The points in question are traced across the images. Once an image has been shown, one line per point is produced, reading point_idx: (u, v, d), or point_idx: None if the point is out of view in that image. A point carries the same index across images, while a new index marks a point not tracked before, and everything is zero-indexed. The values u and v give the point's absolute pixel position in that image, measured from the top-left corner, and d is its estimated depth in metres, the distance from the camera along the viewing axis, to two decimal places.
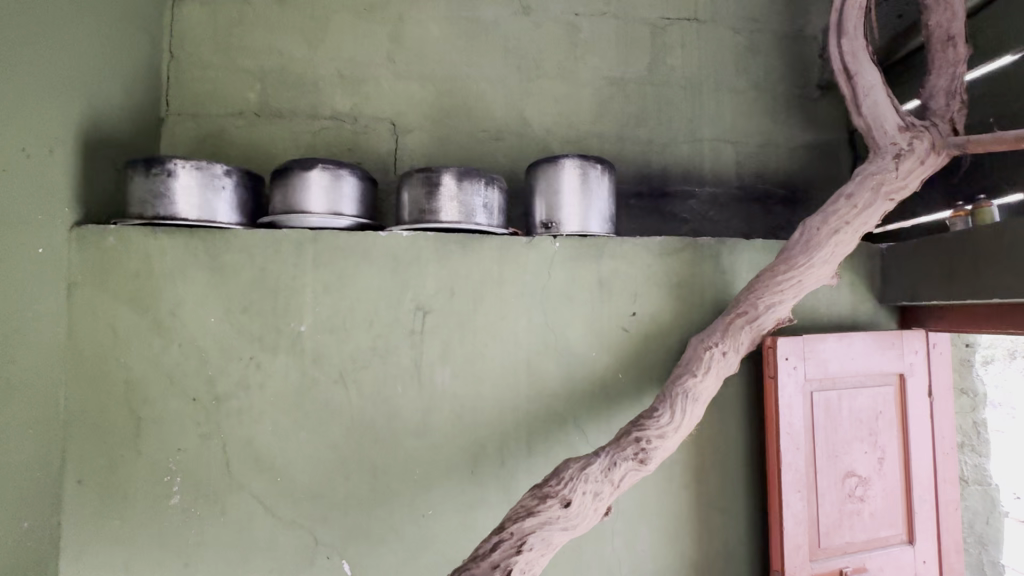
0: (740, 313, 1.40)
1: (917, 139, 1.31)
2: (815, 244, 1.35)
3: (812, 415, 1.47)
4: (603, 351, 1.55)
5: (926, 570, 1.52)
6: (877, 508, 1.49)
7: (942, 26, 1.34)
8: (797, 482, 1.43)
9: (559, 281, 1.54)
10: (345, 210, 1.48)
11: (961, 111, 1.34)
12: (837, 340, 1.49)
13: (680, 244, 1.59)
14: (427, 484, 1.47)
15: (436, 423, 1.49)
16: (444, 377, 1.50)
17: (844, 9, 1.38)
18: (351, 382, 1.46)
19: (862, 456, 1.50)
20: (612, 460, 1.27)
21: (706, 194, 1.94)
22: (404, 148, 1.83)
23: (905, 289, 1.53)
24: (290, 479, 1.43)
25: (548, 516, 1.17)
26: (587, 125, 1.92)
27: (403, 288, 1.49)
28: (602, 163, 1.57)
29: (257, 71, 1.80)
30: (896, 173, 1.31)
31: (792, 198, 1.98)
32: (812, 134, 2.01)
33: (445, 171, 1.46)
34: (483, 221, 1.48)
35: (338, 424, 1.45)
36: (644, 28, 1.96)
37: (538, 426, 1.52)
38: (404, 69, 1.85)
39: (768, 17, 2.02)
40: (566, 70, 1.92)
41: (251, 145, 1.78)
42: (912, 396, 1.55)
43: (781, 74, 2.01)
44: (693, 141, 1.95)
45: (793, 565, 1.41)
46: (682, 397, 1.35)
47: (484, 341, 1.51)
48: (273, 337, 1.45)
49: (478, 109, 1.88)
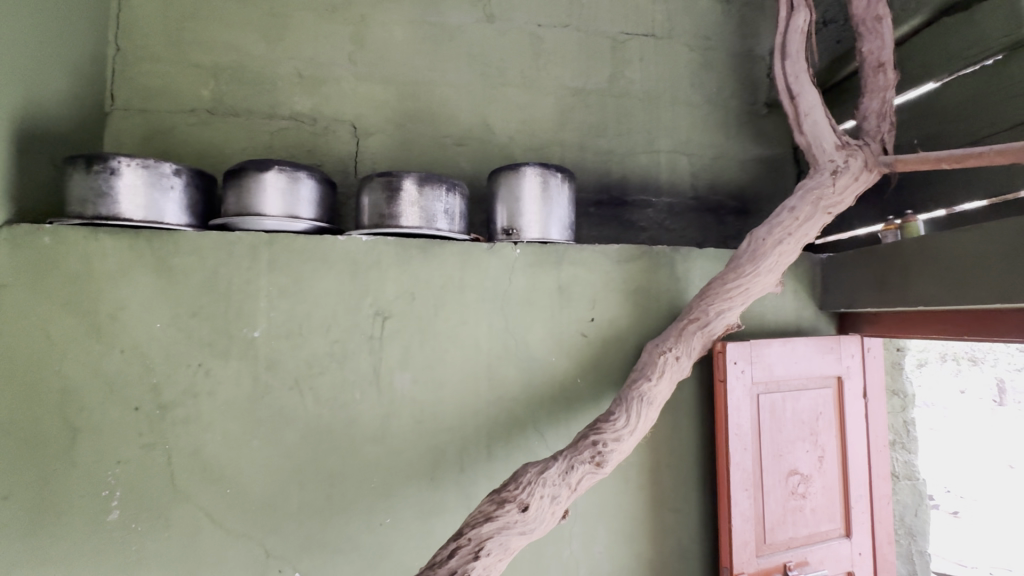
0: (692, 319, 1.45)
1: (852, 156, 1.40)
2: (761, 253, 1.42)
3: (759, 417, 1.54)
4: (562, 356, 1.58)
5: (862, 561, 1.62)
6: (818, 504, 1.58)
7: (874, 53, 1.44)
8: (744, 481, 1.50)
9: (520, 287, 1.56)
10: (303, 213, 1.45)
11: (890, 132, 1.43)
12: (782, 345, 1.57)
13: (637, 252, 1.64)
14: (385, 492, 1.45)
15: (396, 429, 1.47)
16: (404, 382, 1.48)
17: (787, 33, 1.47)
18: (307, 389, 1.43)
19: (804, 455, 1.58)
20: (569, 464, 1.29)
21: (663, 204, 2.01)
22: (366, 151, 1.81)
23: (843, 297, 1.62)
24: (240, 490, 1.38)
25: (506, 521, 1.17)
26: (548, 134, 1.95)
27: (362, 292, 1.47)
28: (562, 172, 1.60)
29: (211, 68, 1.74)
30: (833, 189, 1.39)
31: (742, 209, 2.08)
32: (761, 148, 2.11)
33: (406, 176, 1.45)
34: (445, 226, 1.49)
35: (292, 432, 1.42)
36: (605, 41, 2.02)
37: (498, 431, 1.53)
38: (366, 71, 1.84)
39: (721, 35, 2.12)
40: (529, 79, 1.95)
41: (203, 144, 1.72)
42: (849, 397, 1.65)
43: (732, 90, 2.11)
44: (651, 151, 2.02)
45: (741, 561, 1.47)
46: (637, 401, 1.38)
47: (444, 346, 1.51)
48: (224, 343, 1.40)
49: (441, 114, 1.88)
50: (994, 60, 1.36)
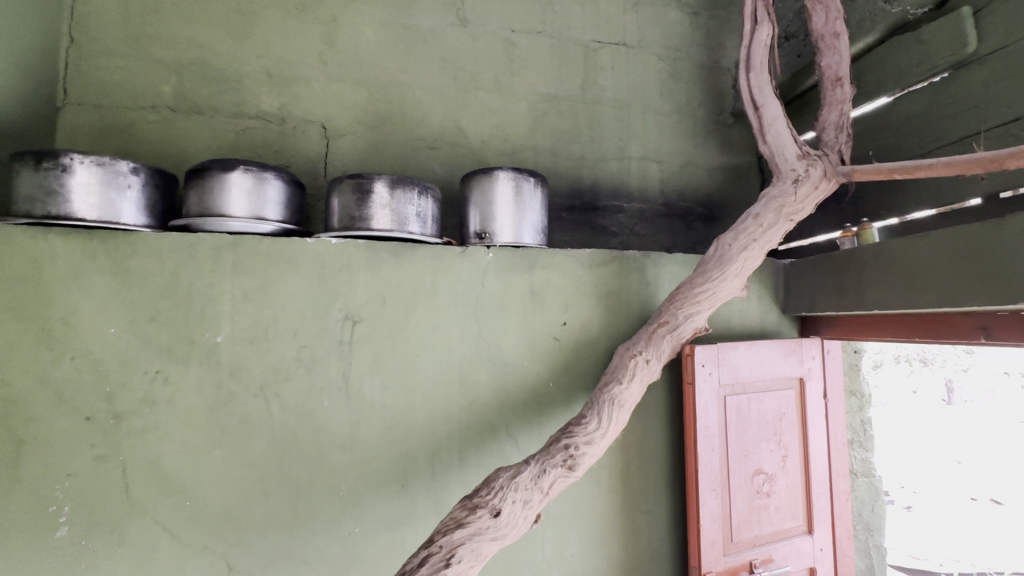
0: (662, 323, 1.48)
1: (812, 166, 1.45)
2: (728, 259, 1.45)
3: (726, 418, 1.57)
4: (534, 360, 1.58)
5: (823, 557, 1.67)
6: (782, 502, 1.63)
7: (832, 67, 1.50)
8: (712, 481, 1.53)
9: (493, 291, 1.56)
10: (270, 215, 1.41)
11: (847, 144, 1.49)
12: (747, 348, 1.62)
13: (608, 257, 1.66)
14: (354, 500, 1.42)
15: (366, 436, 1.44)
16: (374, 388, 1.46)
17: (752, 46, 1.52)
18: (273, 396, 1.39)
19: (769, 454, 1.62)
20: (542, 468, 1.28)
21: (633, 209, 2.04)
22: (336, 152, 1.78)
23: (804, 301, 1.68)
24: (201, 502, 1.33)
25: (478, 527, 1.16)
26: (521, 139, 1.96)
27: (331, 296, 1.44)
28: (535, 176, 1.61)
29: (173, 63, 1.68)
30: (795, 197, 1.44)
31: (709, 216, 2.14)
32: (727, 156, 2.17)
33: (378, 179, 1.43)
34: (417, 230, 1.47)
35: (257, 441, 1.37)
36: (577, 49, 2.05)
37: (470, 436, 1.52)
38: (336, 72, 1.81)
39: (689, 47, 2.18)
40: (502, 84, 1.96)
41: (164, 141, 1.65)
42: (810, 398, 1.71)
43: (700, 100, 2.17)
44: (621, 158, 2.05)
45: (709, 560, 1.50)
46: (609, 404, 1.39)
47: (416, 351, 1.49)
48: (185, 349, 1.35)
49: (414, 117, 1.87)
50: (941, 77, 1.44)
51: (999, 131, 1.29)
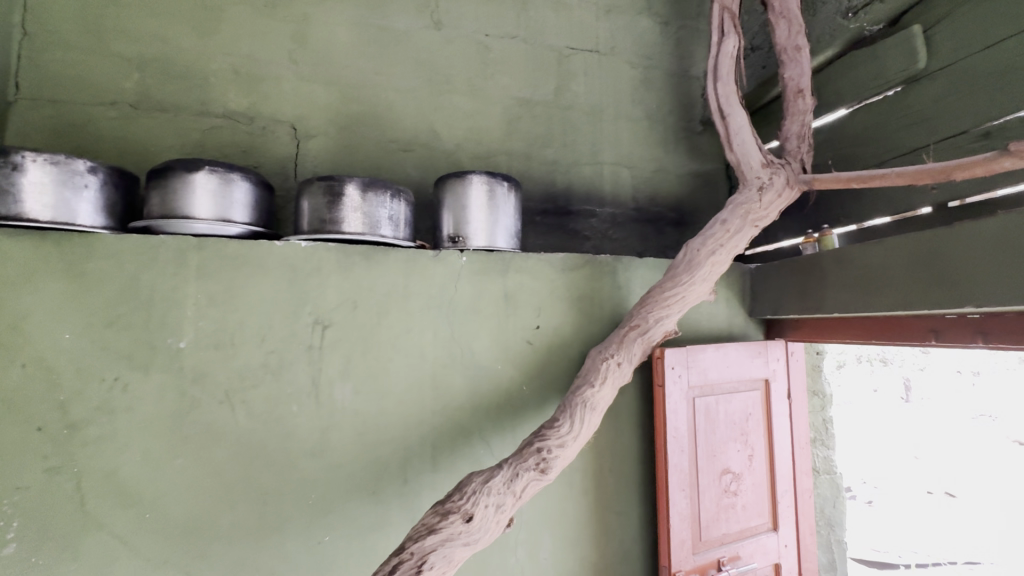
0: (633, 326, 1.50)
1: (776, 174, 1.49)
2: (696, 264, 1.48)
3: (695, 419, 1.61)
4: (508, 364, 1.58)
5: (787, 552, 1.73)
6: (748, 500, 1.67)
7: (795, 79, 1.55)
8: (681, 481, 1.56)
9: (466, 294, 1.55)
10: (236, 217, 1.38)
11: (809, 153, 1.54)
12: (715, 350, 1.66)
13: (580, 261, 1.68)
14: (323, 508, 1.39)
15: (336, 442, 1.42)
16: (345, 393, 1.44)
17: (719, 57, 1.56)
18: (239, 403, 1.35)
19: (736, 454, 1.67)
20: (514, 471, 1.28)
21: (606, 214, 2.07)
22: (306, 154, 1.75)
23: (769, 305, 1.74)
24: (162, 514, 1.28)
25: (450, 533, 1.15)
26: (495, 142, 1.97)
27: (300, 300, 1.41)
28: (508, 181, 1.61)
29: (135, 59, 1.62)
30: (760, 204, 1.48)
31: (680, 221, 2.18)
32: (696, 163, 2.23)
33: (349, 181, 1.41)
34: (389, 233, 1.46)
35: (222, 449, 1.33)
36: (550, 54, 2.07)
37: (443, 441, 1.51)
38: (307, 72, 1.78)
39: (659, 55, 2.23)
40: (476, 87, 1.97)
41: (125, 140, 1.60)
42: (775, 398, 1.77)
43: (670, 108, 2.22)
44: (595, 163, 2.08)
45: (678, 560, 1.53)
46: (581, 407, 1.41)
47: (388, 355, 1.48)
48: (145, 355, 1.30)
49: (387, 119, 1.85)
50: (895, 90, 1.51)
51: (948, 143, 1.36)
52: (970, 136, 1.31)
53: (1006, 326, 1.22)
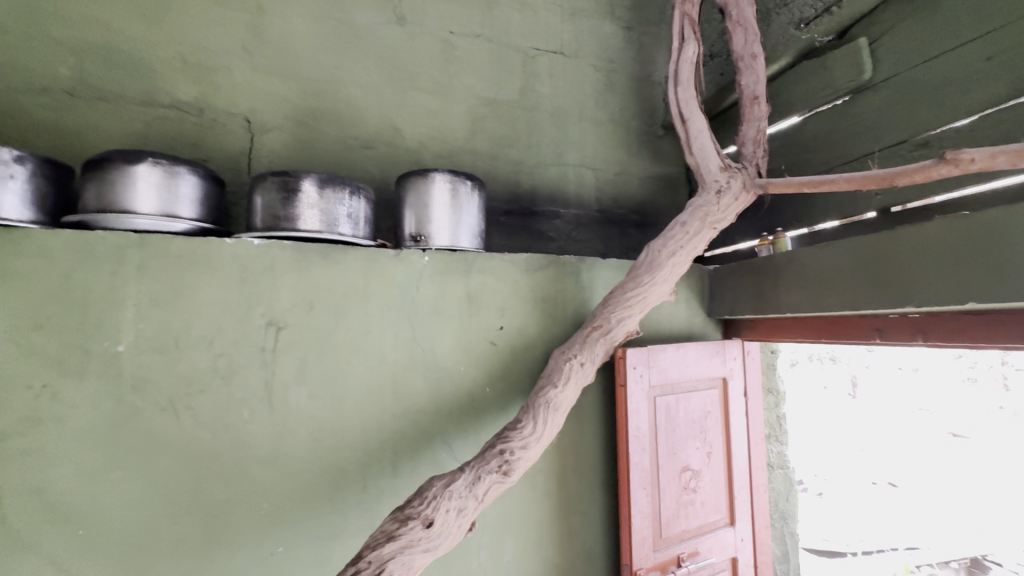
0: (596, 326, 1.50)
1: (733, 178, 1.52)
2: (657, 264, 1.50)
3: (656, 418, 1.63)
4: (470, 365, 1.56)
5: (743, 546, 1.77)
6: (707, 496, 1.71)
7: (750, 86, 1.59)
8: (642, 480, 1.57)
9: (428, 295, 1.52)
10: (183, 213, 1.31)
11: (764, 158, 1.58)
12: (676, 350, 1.69)
13: (544, 262, 1.68)
14: (276, 519, 1.33)
15: (291, 449, 1.36)
16: (300, 397, 1.38)
17: (679, 63, 1.59)
18: (184, 410, 1.27)
19: (695, 451, 1.70)
20: (476, 475, 1.26)
21: (570, 215, 2.08)
22: (261, 148, 1.68)
23: (727, 305, 1.79)
24: (98, 531, 1.19)
25: (409, 540, 1.12)
26: (459, 142, 1.94)
27: (252, 300, 1.35)
28: (472, 180, 1.60)
29: (72, 42, 1.51)
30: (718, 206, 1.50)
31: (642, 223, 2.21)
32: (658, 166, 2.27)
33: (305, 177, 1.37)
34: (348, 231, 1.43)
35: (166, 459, 1.25)
36: (515, 55, 2.06)
37: (404, 445, 1.47)
38: (262, 63, 1.70)
39: (623, 59, 2.26)
40: (440, 85, 1.94)
41: (60, 129, 1.49)
42: (732, 396, 1.82)
43: (633, 112, 2.25)
44: (559, 165, 2.08)
45: (640, 558, 1.54)
46: (544, 408, 1.39)
47: (347, 358, 1.43)
48: (78, 360, 1.21)
49: (348, 115, 1.80)
50: (843, 100, 1.58)
51: (890, 151, 1.43)
52: (911, 145, 1.38)
53: (944, 325, 1.30)
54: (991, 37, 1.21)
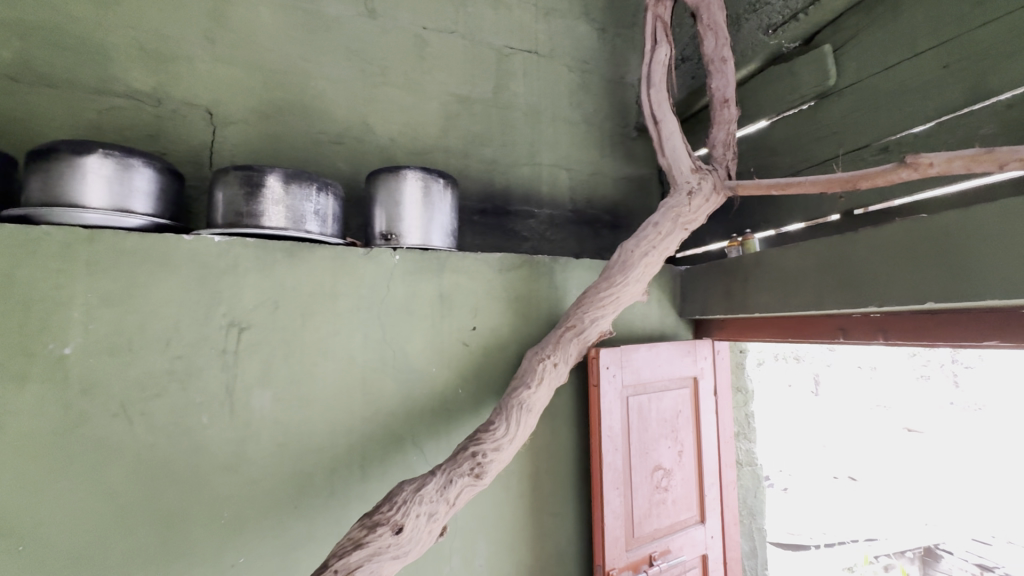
0: (569, 327, 1.49)
1: (704, 179, 1.54)
2: (629, 264, 1.50)
3: (628, 418, 1.63)
4: (443, 366, 1.53)
5: (713, 543, 1.80)
6: (678, 495, 1.72)
7: (721, 89, 1.61)
8: (615, 480, 1.57)
9: (399, 294, 1.49)
10: (137, 207, 1.25)
11: (733, 160, 1.61)
12: (648, 349, 1.70)
13: (517, 262, 1.66)
14: (238, 527, 1.28)
15: (254, 455, 1.30)
16: (264, 401, 1.33)
17: (652, 64, 1.60)
18: (138, 415, 1.21)
19: (667, 450, 1.71)
20: (448, 478, 1.23)
21: (544, 215, 2.08)
22: (223, 142, 1.61)
23: (698, 306, 1.81)
24: (40, 546, 1.11)
25: (378, 547, 1.09)
26: (432, 139, 1.91)
27: (212, 300, 1.29)
28: (444, 178, 1.58)
29: (16, 24, 1.42)
30: (689, 207, 1.52)
31: (615, 223, 2.22)
32: (631, 168, 2.29)
33: (270, 172, 1.32)
34: (315, 229, 1.39)
35: (119, 468, 1.18)
36: (489, 53, 2.04)
37: (374, 448, 1.43)
38: (226, 53, 1.64)
39: (596, 60, 2.27)
40: (413, 81, 1.90)
41: (2, 116, 1.39)
42: (702, 395, 1.84)
43: (606, 113, 2.26)
44: (533, 164, 2.08)
45: (612, 557, 1.53)
46: (517, 409, 1.38)
47: (313, 360, 1.38)
48: (19, 364, 1.13)
49: (317, 109, 1.74)
50: (809, 105, 1.62)
51: (853, 156, 1.48)
52: (873, 149, 1.43)
53: (903, 324, 1.34)
54: (947, 46, 1.26)
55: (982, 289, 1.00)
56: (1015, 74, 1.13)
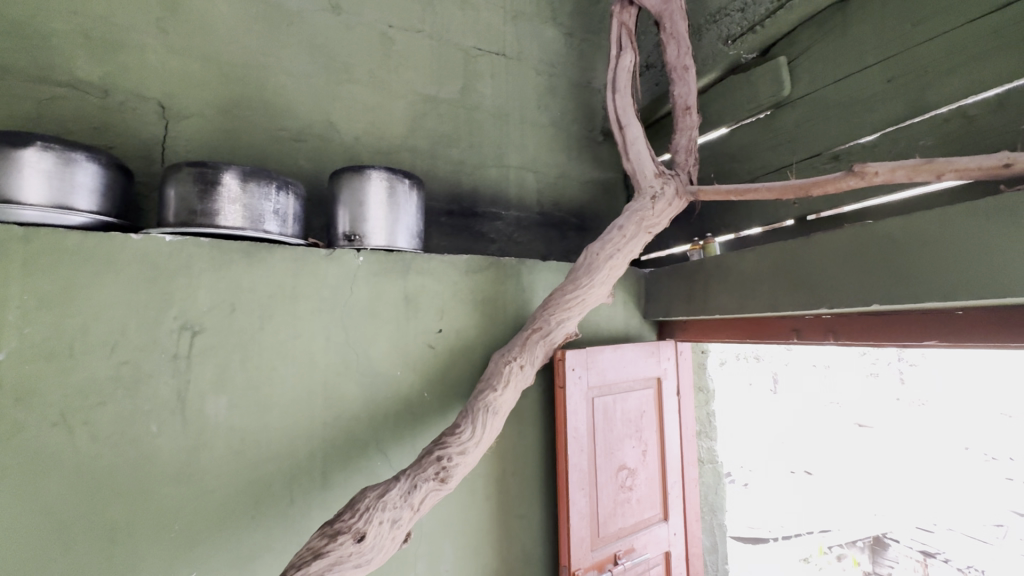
0: (535, 329, 1.50)
1: (667, 184, 1.57)
2: (595, 267, 1.51)
3: (594, 418, 1.65)
4: (408, 370, 1.51)
5: (676, 540, 1.84)
6: (642, 494, 1.75)
7: (683, 96, 1.65)
8: (581, 481, 1.58)
9: (363, 296, 1.46)
10: (80, 205, 1.17)
11: (695, 166, 1.65)
12: (613, 351, 1.72)
13: (484, 263, 1.66)
14: (191, 540, 1.22)
15: (207, 464, 1.25)
16: (218, 407, 1.27)
17: (617, 70, 1.63)
18: (80, 425, 1.14)
19: (631, 450, 1.74)
20: (412, 483, 1.21)
21: (511, 217, 2.08)
22: (176, 137, 1.54)
23: (661, 307, 1.85)
24: None
25: (339, 556, 1.06)
26: (398, 139, 1.89)
27: (163, 302, 1.23)
28: (410, 178, 1.55)
29: None
30: (653, 211, 1.54)
31: (581, 226, 2.25)
32: (597, 171, 2.32)
33: (226, 170, 1.27)
34: (274, 229, 1.34)
35: (57, 481, 1.11)
36: (456, 53, 2.03)
37: (337, 454, 1.40)
38: (180, 44, 1.57)
39: (563, 64, 2.29)
40: (378, 80, 1.87)
41: None
42: (666, 395, 1.88)
43: (573, 117, 2.28)
44: (500, 166, 2.08)
45: (578, 558, 1.55)
46: (483, 412, 1.37)
47: (272, 364, 1.34)
48: None
49: (278, 105, 1.69)
50: (765, 114, 1.69)
51: (806, 163, 1.54)
52: (824, 158, 1.49)
53: (852, 325, 1.41)
54: (891, 62, 1.33)
55: (922, 291, 1.06)
56: (951, 89, 1.20)
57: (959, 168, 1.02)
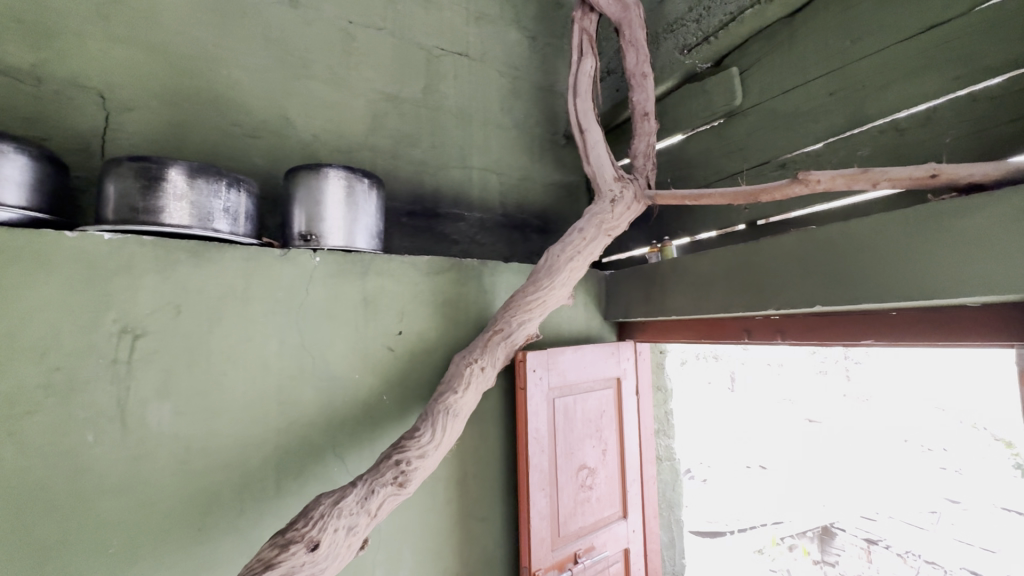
0: (496, 330, 1.50)
1: (626, 188, 1.60)
2: (555, 269, 1.52)
3: (554, 419, 1.66)
4: (367, 373, 1.48)
5: (634, 537, 1.88)
6: (602, 492, 1.78)
7: (641, 103, 1.69)
8: (541, 481, 1.59)
9: (319, 298, 1.42)
10: (7, 199, 1.09)
11: (653, 171, 1.69)
12: (573, 352, 1.74)
13: (445, 265, 1.65)
14: (131, 556, 1.15)
15: (150, 475, 1.19)
16: (162, 415, 1.21)
17: (578, 76, 1.65)
18: (5, 437, 1.06)
19: (591, 450, 1.76)
20: (369, 489, 1.19)
21: (474, 219, 2.07)
22: (119, 129, 1.46)
23: (621, 308, 1.89)
24: None
25: (292, 566, 1.02)
26: (358, 137, 1.85)
27: (101, 304, 1.16)
28: (369, 178, 1.53)
29: None
30: (612, 214, 1.57)
31: (544, 228, 2.26)
32: (559, 174, 2.34)
33: (172, 165, 1.22)
34: (224, 228, 1.29)
35: None
36: (419, 52, 2.01)
37: (291, 461, 1.36)
38: (122, 32, 1.48)
39: (526, 67, 2.30)
40: (338, 77, 1.83)
41: None
42: (625, 394, 1.91)
43: (536, 119, 2.30)
44: (463, 167, 2.07)
45: (538, 558, 1.55)
46: (443, 415, 1.35)
47: (221, 369, 1.28)
48: None
49: (230, 100, 1.63)
50: (718, 122, 1.75)
51: (757, 170, 1.61)
52: (772, 165, 1.56)
53: (798, 325, 1.47)
54: (833, 75, 1.40)
55: (860, 292, 1.12)
56: (886, 104, 1.28)
57: (892, 178, 1.09)
